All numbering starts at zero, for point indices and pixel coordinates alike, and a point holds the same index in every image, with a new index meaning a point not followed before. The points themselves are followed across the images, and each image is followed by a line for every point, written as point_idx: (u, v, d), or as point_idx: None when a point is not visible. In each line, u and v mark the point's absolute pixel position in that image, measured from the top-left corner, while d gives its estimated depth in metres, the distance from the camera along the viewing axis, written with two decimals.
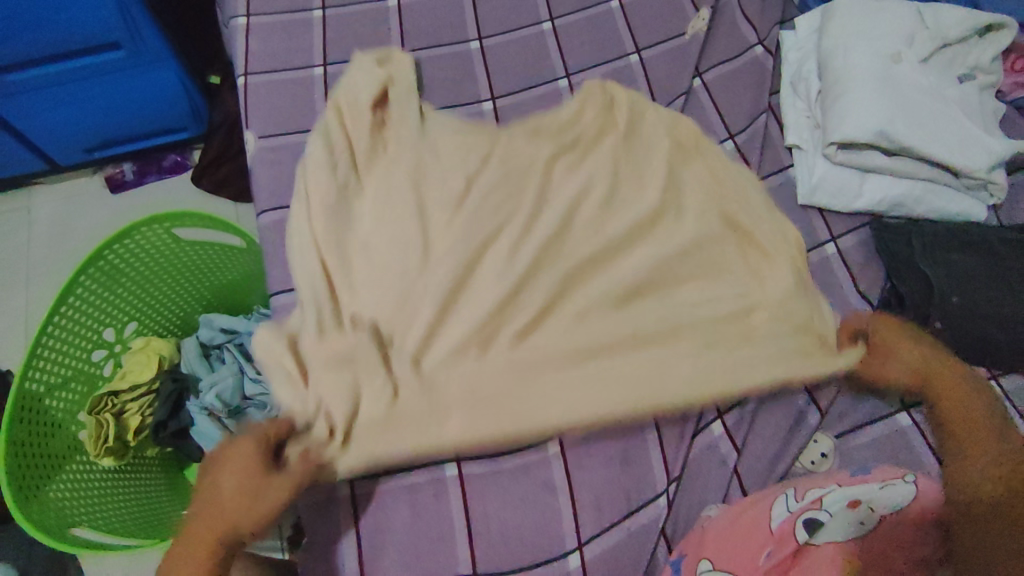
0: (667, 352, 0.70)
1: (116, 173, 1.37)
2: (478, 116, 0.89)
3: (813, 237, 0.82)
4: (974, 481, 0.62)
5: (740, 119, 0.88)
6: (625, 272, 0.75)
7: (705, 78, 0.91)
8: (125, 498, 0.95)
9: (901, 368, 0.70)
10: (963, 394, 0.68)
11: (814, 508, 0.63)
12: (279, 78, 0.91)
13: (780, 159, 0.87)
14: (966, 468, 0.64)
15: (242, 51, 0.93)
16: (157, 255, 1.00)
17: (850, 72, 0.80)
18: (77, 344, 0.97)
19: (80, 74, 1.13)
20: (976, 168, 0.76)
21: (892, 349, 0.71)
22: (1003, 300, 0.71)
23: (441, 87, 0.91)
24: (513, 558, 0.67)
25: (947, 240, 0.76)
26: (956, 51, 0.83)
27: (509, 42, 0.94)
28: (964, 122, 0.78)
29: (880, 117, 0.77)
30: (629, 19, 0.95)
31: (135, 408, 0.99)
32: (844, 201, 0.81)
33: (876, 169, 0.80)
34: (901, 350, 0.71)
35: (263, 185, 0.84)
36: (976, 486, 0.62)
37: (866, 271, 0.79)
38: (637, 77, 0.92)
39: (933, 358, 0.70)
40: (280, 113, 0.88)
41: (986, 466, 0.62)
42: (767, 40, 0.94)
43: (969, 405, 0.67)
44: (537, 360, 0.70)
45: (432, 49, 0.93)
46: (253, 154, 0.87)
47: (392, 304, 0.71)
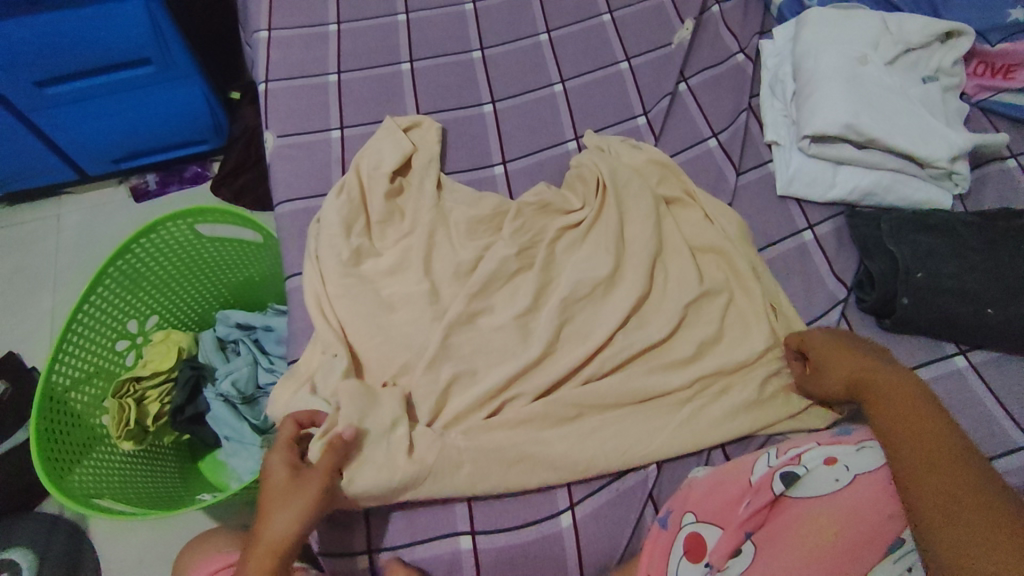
0: (651, 330, 0.77)
1: (141, 184, 1.45)
2: (479, 118, 0.96)
3: (791, 225, 0.87)
4: (931, 482, 0.54)
5: (723, 119, 0.95)
6: (614, 257, 0.80)
7: (690, 82, 0.98)
8: (143, 479, 1.00)
9: (839, 376, 0.68)
10: (914, 403, 0.60)
11: (793, 463, 0.62)
12: (297, 84, 0.99)
13: (760, 154, 0.93)
14: (920, 469, 0.55)
15: (264, 60, 1.02)
16: (180, 251, 1.07)
17: (820, 73, 0.87)
18: (104, 333, 1.02)
19: (113, 86, 1.22)
20: (937, 158, 0.82)
21: (831, 366, 0.69)
22: (965, 274, 0.75)
23: (445, 92, 0.98)
24: (509, 515, 0.71)
25: (914, 223, 0.81)
26: (920, 55, 0.90)
27: (508, 52, 1.02)
28: (926, 118, 0.84)
29: (848, 112, 0.83)
30: (620, 31, 1.03)
31: (155, 396, 1.04)
32: (819, 190, 0.87)
33: (847, 160, 0.86)
34: (840, 362, 0.68)
35: (281, 179, 0.92)
36: (933, 472, 0.55)
37: (840, 255, 0.85)
38: (627, 83, 0.99)
39: (870, 360, 0.66)
40: (297, 115, 0.96)
41: (936, 455, 0.56)
42: (747, 49, 1.01)
43: (922, 410, 0.60)
44: (538, 366, 0.76)
45: (437, 59, 1.01)
46: (272, 151, 0.94)
47: (404, 290, 0.79)
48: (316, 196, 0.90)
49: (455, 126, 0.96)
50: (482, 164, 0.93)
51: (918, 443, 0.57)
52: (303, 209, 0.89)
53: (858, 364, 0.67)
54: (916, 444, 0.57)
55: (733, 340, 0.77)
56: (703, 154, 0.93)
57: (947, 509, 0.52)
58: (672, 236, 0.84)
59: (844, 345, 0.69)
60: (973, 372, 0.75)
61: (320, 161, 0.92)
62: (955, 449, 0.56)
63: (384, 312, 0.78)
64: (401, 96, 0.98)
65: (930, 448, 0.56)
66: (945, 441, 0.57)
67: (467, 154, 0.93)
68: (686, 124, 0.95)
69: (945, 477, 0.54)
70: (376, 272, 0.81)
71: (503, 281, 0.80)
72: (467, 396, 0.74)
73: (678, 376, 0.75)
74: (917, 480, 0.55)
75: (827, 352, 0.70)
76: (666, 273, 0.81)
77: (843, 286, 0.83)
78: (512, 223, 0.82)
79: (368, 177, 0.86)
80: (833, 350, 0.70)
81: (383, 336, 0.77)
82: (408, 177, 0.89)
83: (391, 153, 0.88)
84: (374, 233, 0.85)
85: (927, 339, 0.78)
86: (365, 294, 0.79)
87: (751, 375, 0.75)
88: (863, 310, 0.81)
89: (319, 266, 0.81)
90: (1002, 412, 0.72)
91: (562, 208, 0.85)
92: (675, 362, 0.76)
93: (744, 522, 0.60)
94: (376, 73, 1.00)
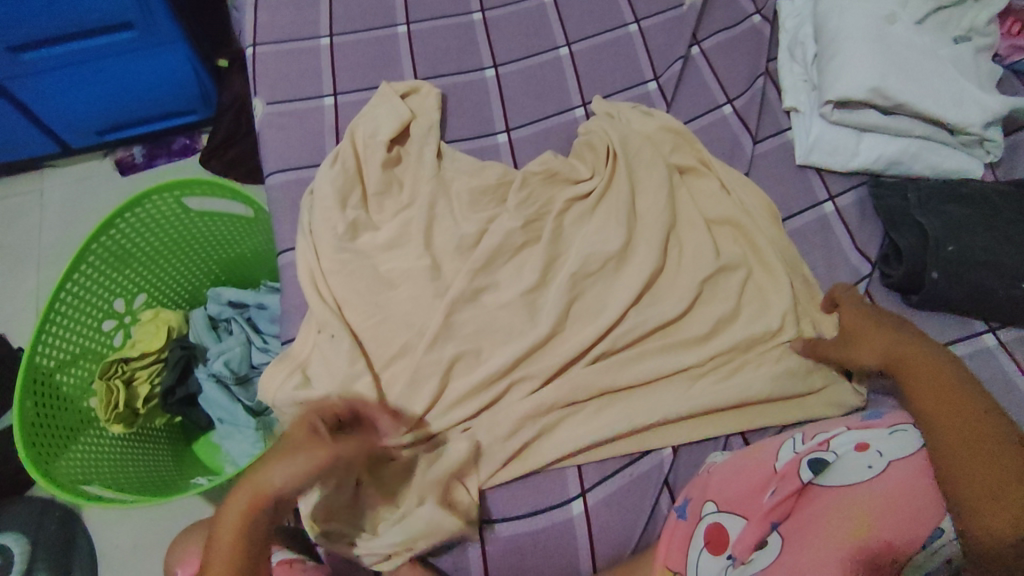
0: (667, 310, 0.72)
1: (126, 156, 1.39)
2: (480, 83, 0.90)
3: (811, 197, 0.83)
4: (983, 469, 0.50)
5: (739, 85, 0.90)
6: (625, 232, 0.75)
7: (703, 46, 0.94)
8: (135, 464, 0.95)
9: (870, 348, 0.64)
10: (947, 381, 0.57)
11: (821, 449, 0.58)
12: (287, 49, 0.93)
13: (779, 122, 0.88)
14: (968, 452, 0.52)
15: (252, 23, 0.96)
16: (166, 226, 1.01)
17: (844, 34, 0.83)
18: (87, 313, 0.97)
19: (93, 52, 1.15)
20: (970, 123, 0.78)
21: (863, 338, 0.65)
22: (998, 248, 0.71)
23: (445, 57, 0.93)
24: (518, 501, 0.67)
25: (943, 193, 0.77)
26: (952, 14, 0.86)
27: (510, 14, 0.97)
28: (958, 79, 0.80)
29: (875, 75, 0.79)
30: None
31: (145, 376, 0.98)
32: (841, 159, 0.83)
33: (872, 127, 0.81)
34: (872, 336, 0.65)
35: (271, 149, 0.86)
36: (984, 457, 0.51)
37: (863, 228, 0.81)
38: (637, 46, 0.94)
39: (904, 335, 0.63)
40: (287, 81, 0.90)
41: (979, 439, 0.52)
42: (764, 9, 0.96)
43: (959, 386, 0.57)
44: (548, 346, 0.71)
45: (434, 21, 0.96)
46: (261, 119, 0.88)
47: (404, 266, 0.75)
48: (308, 166, 0.84)
49: (455, 91, 0.89)
50: (484, 132, 0.86)
51: (957, 421, 0.54)
52: (294, 179, 0.83)
53: (886, 337, 0.64)
54: (957, 424, 0.54)
55: (753, 317, 0.73)
56: (718, 121, 0.88)
57: (1008, 497, 0.49)
58: (686, 209, 0.79)
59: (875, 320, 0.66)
60: (1004, 350, 0.73)
61: (312, 129, 0.87)
62: (996, 428, 0.53)
63: (381, 289, 0.74)
64: (398, 60, 0.93)
65: (976, 431, 0.53)
66: (987, 422, 0.54)
67: (469, 121, 0.87)
68: (700, 88, 0.90)
69: (987, 457, 0.51)
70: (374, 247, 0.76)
71: (508, 257, 0.76)
72: (472, 377, 0.69)
73: (691, 355, 0.71)
74: (953, 457, 0.52)
75: (865, 323, 0.66)
76: (681, 246, 0.77)
77: (866, 261, 0.79)
78: (517, 193, 0.78)
79: (364, 145, 0.81)
80: (867, 321, 0.66)
81: (383, 314, 0.73)
82: (406, 146, 0.84)
83: (388, 121, 0.83)
84: (369, 205, 0.80)
85: (958, 316, 0.75)
86: (364, 269, 0.75)
87: (770, 352, 0.71)
88: (889, 284, 0.77)
89: (312, 241, 0.76)
90: None
91: (570, 177, 0.80)
92: (690, 340, 0.71)
93: (769, 512, 0.57)
94: (370, 37, 0.94)
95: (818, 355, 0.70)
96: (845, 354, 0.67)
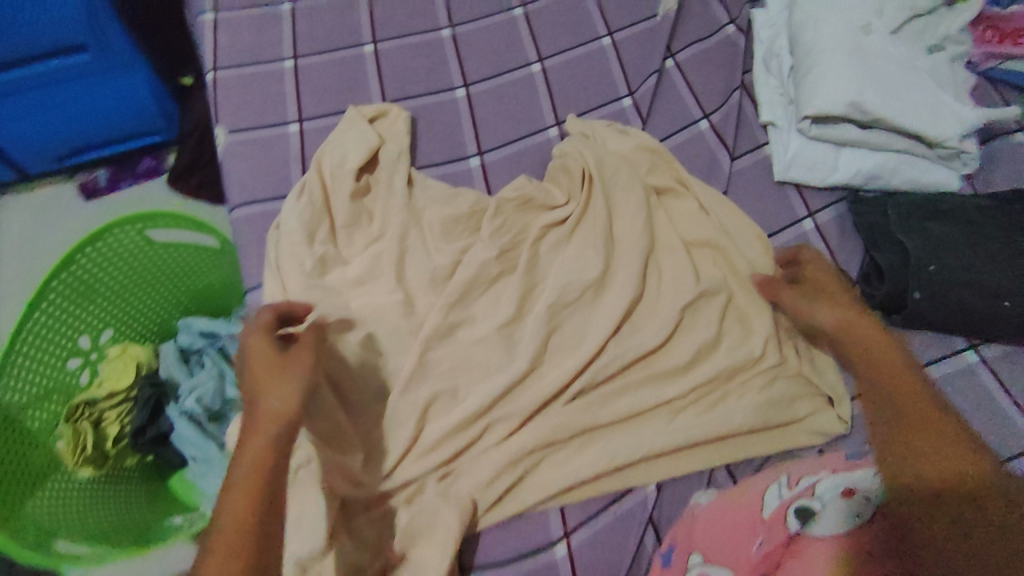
0: (648, 341, 0.70)
1: (90, 181, 1.34)
2: (451, 103, 0.87)
3: (790, 214, 0.82)
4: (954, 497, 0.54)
5: (715, 99, 0.89)
6: (602, 260, 0.73)
7: (678, 58, 0.92)
8: (107, 508, 0.92)
9: (830, 311, 0.67)
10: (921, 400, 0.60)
11: (807, 496, 0.63)
12: (248, 73, 0.90)
13: (756, 136, 0.87)
14: (940, 475, 0.55)
15: (211, 45, 0.92)
16: (130, 260, 0.98)
17: (820, 46, 0.81)
18: (50, 351, 0.92)
19: (44, 77, 1.11)
20: (949, 137, 0.76)
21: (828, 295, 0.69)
22: (978, 266, 0.71)
23: (413, 76, 0.90)
24: (500, 545, 0.65)
25: (923, 210, 0.76)
26: (927, 22, 0.84)
27: (479, 30, 0.94)
28: (936, 91, 0.78)
29: (851, 89, 0.77)
30: (601, 4, 0.96)
31: (114, 416, 0.95)
32: (820, 174, 0.81)
33: (851, 142, 0.80)
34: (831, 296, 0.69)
35: (235, 180, 0.83)
36: (954, 483, 0.55)
37: (844, 245, 0.80)
38: (610, 61, 0.92)
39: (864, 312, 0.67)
40: (250, 108, 0.87)
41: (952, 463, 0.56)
42: (738, 20, 0.95)
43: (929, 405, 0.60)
44: (527, 381, 0.69)
45: (401, 40, 0.93)
46: (223, 148, 0.85)
47: (377, 302, 0.73)
48: (274, 198, 0.81)
49: (424, 113, 0.86)
50: (455, 157, 0.84)
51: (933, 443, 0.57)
52: (260, 213, 0.80)
53: (848, 308, 0.67)
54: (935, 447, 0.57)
55: (735, 344, 0.71)
56: (694, 137, 0.86)
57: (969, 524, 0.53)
58: (665, 234, 0.77)
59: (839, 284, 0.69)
60: (985, 367, 0.73)
61: (278, 158, 0.84)
62: (942, 418, 0.59)
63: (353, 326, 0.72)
64: (365, 81, 0.89)
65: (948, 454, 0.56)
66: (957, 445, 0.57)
67: (440, 145, 0.84)
68: (676, 104, 0.88)
69: (955, 483, 0.55)
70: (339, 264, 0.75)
71: (483, 290, 0.74)
72: (450, 417, 0.67)
73: (673, 387, 0.69)
74: (901, 447, 0.59)
75: (830, 286, 0.69)
76: (660, 271, 0.75)
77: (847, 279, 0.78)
78: (491, 222, 0.76)
79: (331, 175, 0.79)
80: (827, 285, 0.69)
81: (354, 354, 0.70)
82: (375, 173, 0.81)
83: (356, 148, 0.80)
84: (339, 238, 0.77)
85: (938, 334, 0.75)
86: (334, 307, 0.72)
87: (753, 380, 0.70)
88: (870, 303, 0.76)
89: (279, 278, 0.73)
90: (1012, 405, 0.70)
91: (545, 204, 0.78)
92: (672, 371, 0.70)
93: (757, 564, 0.61)
94: (335, 57, 0.91)
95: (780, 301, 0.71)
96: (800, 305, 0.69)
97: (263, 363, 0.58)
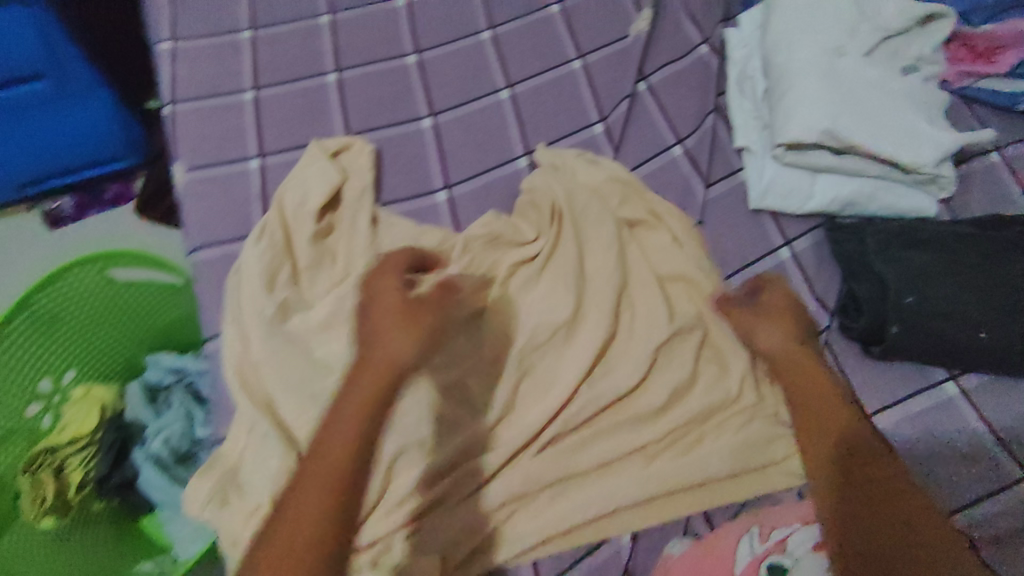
0: (621, 385, 0.68)
1: (54, 208, 1.28)
2: (416, 134, 0.85)
3: (766, 243, 0.80)
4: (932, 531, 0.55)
5: (688, 123, 0.86)
6: (573, 300, 0.71)
7: (650, 81, 0.89)
8: (69, 560, 0.89)
9: (777, 336, 0.68)
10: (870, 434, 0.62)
11: (779, 551, 0.59)
12: (207, 105, 0.87)
13: (730, 161, 0.85)
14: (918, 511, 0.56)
15: (168, 76, 0.89)
16: (92, 299, 0.95)
17: (793, 70, 0.79)
18: (8, 397, 0.89)
19: (3, 107, 1.09)
20: (925, 163, 0.74)
21: (778, 321, 0.69)
22: (956, 297, 0.70)
23: (378, 105, 0.87)
24: None
25: (900, 238, 0.74)
26: (900, 42, 0.84)
27: (446, 55, 0.92)
28: (911, 116, 0.77)
29: (825, 116, 0.75)
30: (570, 26, 0.94)
31: (78, 462, 0.92)
32: (796, 202, 0.79)
33: (826, 168, 0.78)
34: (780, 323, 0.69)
35: (194, 221, 0.80)
36: (927, 517, 0.55)
37: (821, 275, 0.78)
38: (581, 85, 0.89)
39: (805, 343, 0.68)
40: (209, 142, 0.84)
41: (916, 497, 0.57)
42: (712, 39, 0.93)
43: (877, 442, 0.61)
44: (498, 429, 0.67)
45: (365, 67, 0.90)
46: (181, 186, 0.82)
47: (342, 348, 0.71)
48: (235, 238, 0.78)
49: (389, 145, 0.84)
50: (422, 191, 0.81)
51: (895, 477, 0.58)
52: (220, 255, 0.77)
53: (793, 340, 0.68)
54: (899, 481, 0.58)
55: (711, 384, 0.70)
56: (668, 164, 0.84)
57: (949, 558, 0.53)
58: (639, 270, 0.75)
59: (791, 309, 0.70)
60: (964, 397, 0.71)
61: (238, 196, 0.81)
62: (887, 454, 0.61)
63: (316, 375, 0.69)
64: (328, 112, 0.87)
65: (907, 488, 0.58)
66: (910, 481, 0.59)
67: (405, 179, 0.82)
68: (648, 129, 0.86)
69: (926, 517, 0.55)
70: (329, 279, 0.74)
71: None
72: (419, 469, 0.64)
73: (648, 432, 0.67)
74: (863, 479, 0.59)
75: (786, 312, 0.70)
76: (633, 309, 0.73)
77: (825, 310, 0.76)
78: (458, 261, 0.73)
79: (293, 216, 0.77)
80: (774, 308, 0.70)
81: (316, 405, 0.68)
82: (338, 212, 0.79)
83: (317, 186, 0.77)
84: (302, 280, 0.75)
85: (918, 365, 0.73)
86: (294, 354, 0.69)
87: (729, 421, 0.68)
88: (848, 334, 0.74)
89: (237, 327, 0.71)
90: (993, 438, 0.68)
91: (514, 241, 0.75)
92: (646, 415, 0.68)
93: None
94: (297, 88, 0.89)
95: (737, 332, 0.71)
96: (750, 328, 0.70)
97: (390, 305, 0.61)
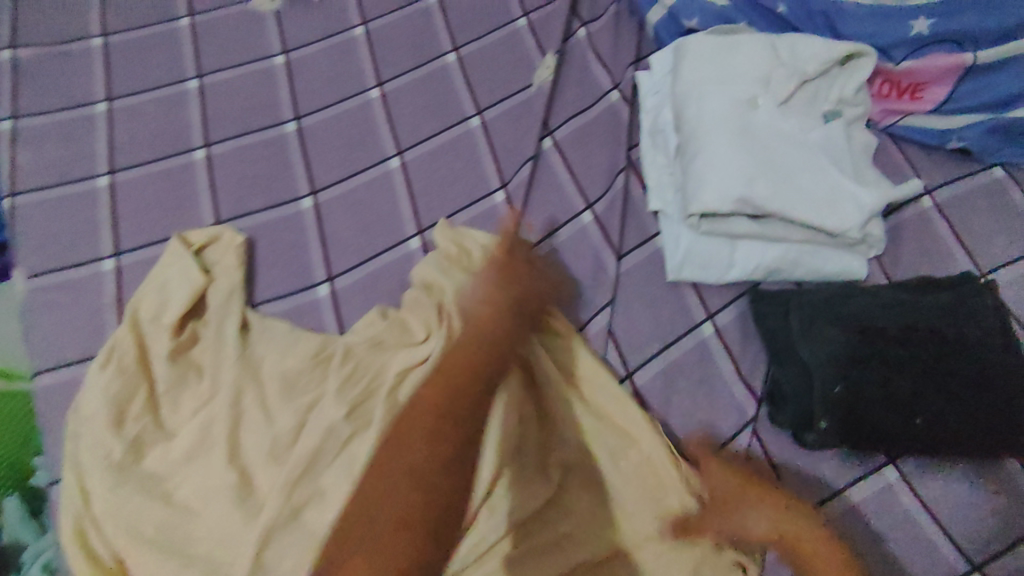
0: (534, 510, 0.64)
1: None
2: (296, 217, 0.76)
3: (686, 318, 0.73)
4: None
5: (597, 184, 0.78)
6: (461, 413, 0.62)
7: (556, 136, 0.81)
8: None
9: (758, 516, 0.58)
10: None
11: None
12: (54, 196, 0.76)
13: (645, 227, 0.77)
14: None
15: (9, 163, 0.78)
16: None
17: (704, 127, 0.73)
18: None
19: None
20: (848, 228, 0.68)
21: (723, 493, 0.61)
22: (888, 381, 0.63)
23: (251, 183, 0.78)
24: None
25: (826, 312, 0.67)
26: (819, 85, 0.76)
27: (330, 118, 0.82)
28: (830, 173, 0.71)
29: (740, 181, 0.69)
30: (467, 78, 0.85)
31: None
32: (715, 272, 0.72)
33: (745, 235, 0.71)
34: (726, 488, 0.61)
35: (38, 339, 0.70)
36: None
37: (745, 353, 0.71)
38: (479, 146, 0.81)
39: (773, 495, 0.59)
40: (57, 241, 0.74)
41: None
42: (622, 84, 0.85)
43: None
44: None
45: (237, 139, 0.80)
46: (24, 297, 0.72)
47: (207, 486, 0.62)
48: (83, 357, 0.68)
49: (266, 233, 0.75)
50: (302, 286, 0.72)
51: None
52: (66, 379, 0.67)
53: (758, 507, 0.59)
54: None
55: (633, 495, 0.65)
56: (577, 234, 0.76)
57: None
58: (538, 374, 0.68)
59: (724, 465, 0.62)
60: (904, 483, 0.65)
61: (88, 305, 0.71)
62: None
63: (175, 524, 0.60)
64: (195, 194, 0.77)
65: None
66: None
67: (284, 272, 0.73)
68: (554, 193, 0.78)
69: None
70: (200, 402, 0.65)
71: (332, 457, 0.63)
72: None
73: (562, 558, 0.63)
74: None
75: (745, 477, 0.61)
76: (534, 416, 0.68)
77: (753, 398, 0.69)
78: (338, 371, 0.66)
79: (148, 330, 0.67)
80: (730, 478, 0.61)
81: (176, 562, 0.59)
82: (204, 318, 0.69)
83: (176, 292, 0.68)
84: (161, 406, 0.65)
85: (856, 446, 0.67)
86: (146, 501, 0.60)
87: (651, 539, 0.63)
88: (778, 424, 0.67)
89: (82, 475, 0.62)
90: (937, 528, 0.63)
91: (400, 342, 0.67)
92: (557, 540, 0.64)
93: None
94: (160, 168, 0.78)
95: (647, 449, 0.65)
96: (727, 517, 0.60)
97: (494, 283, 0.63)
